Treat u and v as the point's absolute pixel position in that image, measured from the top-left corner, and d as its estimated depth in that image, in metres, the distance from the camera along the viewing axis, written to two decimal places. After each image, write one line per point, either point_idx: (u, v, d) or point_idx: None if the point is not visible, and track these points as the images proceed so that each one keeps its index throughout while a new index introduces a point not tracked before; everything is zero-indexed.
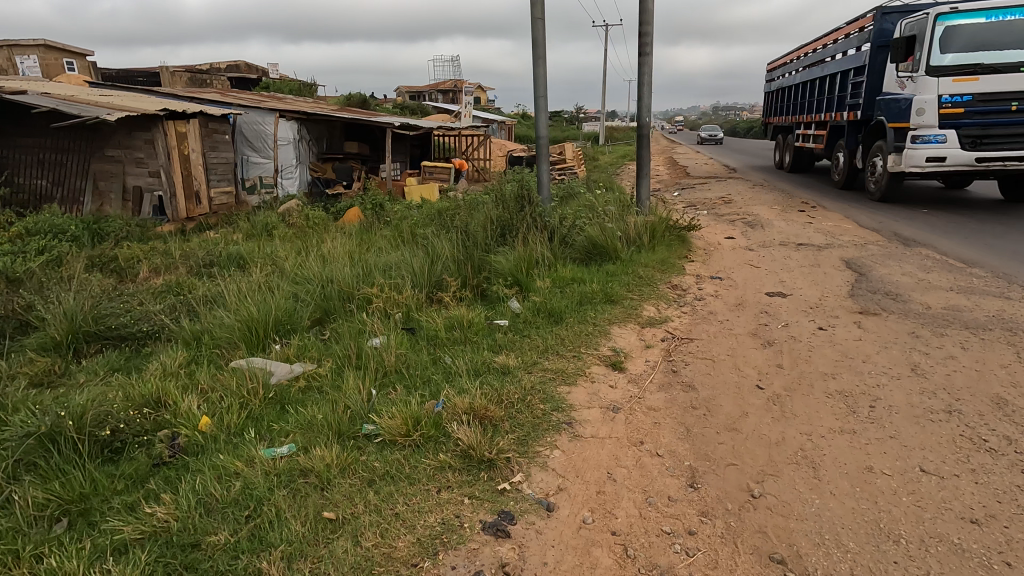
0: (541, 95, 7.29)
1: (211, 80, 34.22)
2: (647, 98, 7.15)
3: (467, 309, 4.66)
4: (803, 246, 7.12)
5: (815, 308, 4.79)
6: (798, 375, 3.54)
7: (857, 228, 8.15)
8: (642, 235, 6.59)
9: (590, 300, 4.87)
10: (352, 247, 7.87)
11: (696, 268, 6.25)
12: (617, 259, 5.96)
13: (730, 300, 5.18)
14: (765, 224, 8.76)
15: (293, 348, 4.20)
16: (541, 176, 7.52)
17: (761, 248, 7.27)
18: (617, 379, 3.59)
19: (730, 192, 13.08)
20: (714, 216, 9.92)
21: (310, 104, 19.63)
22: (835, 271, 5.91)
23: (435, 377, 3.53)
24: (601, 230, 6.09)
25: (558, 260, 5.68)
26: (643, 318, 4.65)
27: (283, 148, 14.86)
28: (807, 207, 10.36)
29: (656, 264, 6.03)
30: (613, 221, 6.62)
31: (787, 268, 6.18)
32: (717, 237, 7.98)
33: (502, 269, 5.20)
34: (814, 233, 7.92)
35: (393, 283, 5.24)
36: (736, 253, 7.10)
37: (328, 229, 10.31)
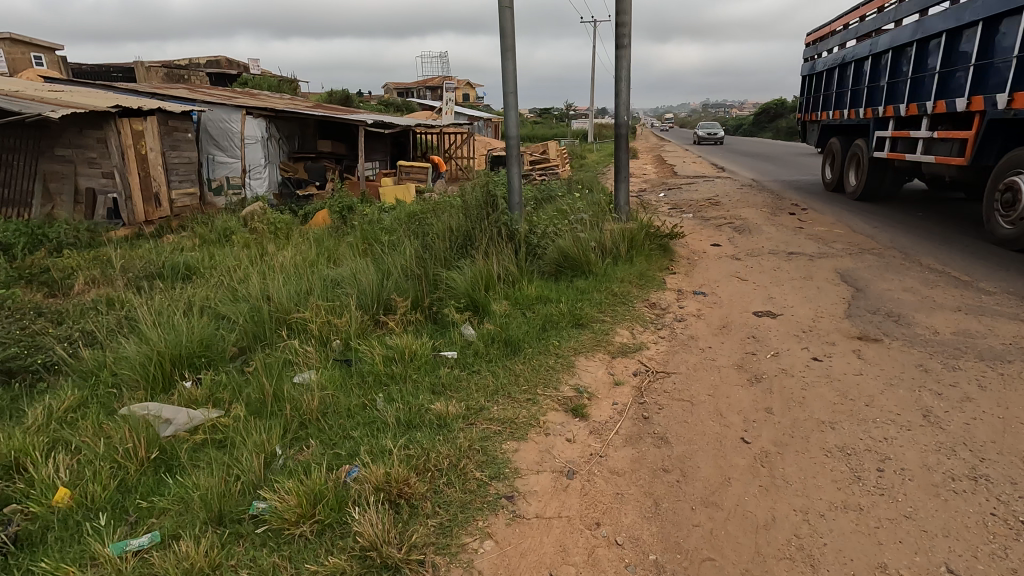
0: (509, 91, 6.70)
1: (187, 75, 33.26)
2: (624, 94, 6.58)
3: (413, 337, 4.06)
4: (794, 254, 6.60)
5: (807, 333, 4.25)
6: (789, 423, 2.99)
7: (849, 235, 7.66)
8: (618, 245, 6.02)
9: (555, 325, 4.28)
10: (307, 257, 7.23)
11: (677, 282, 5.71)
12: (590, 273, 5.39)
13: (713, 321, 4.63)
14: (753, 229, 8.25)
15: (204, 388, 3.57)
16: (512, 180, 6.94)
17: (749, 257, 6.74)
18: (576, 429, 3.01)
19: (718, 193, 12.56)
20: (700, 220, 9.39)
21: (286, 101, 18.90)
22: (829, 285, 5.39)
23: (356, 432, 2.92)
24: (574, 241, 5.52)
25: (523, 275, 5.10)
26: (613, 347, 4.07)
27: (250, 147, 14.07)
28: (797, 211, 9.87)
29: (633, 278, 5.47)
30: (587, 230, 6.06)
31: (776, 282, 5.65)
32: (703, 245, 7.43)
33: (457, 289, 4.57)
34: (805, 239, 7.41)
35: (335, 304, 4.64)
36: (721, 263, 6.57)
37: (291, 235, 9.67)
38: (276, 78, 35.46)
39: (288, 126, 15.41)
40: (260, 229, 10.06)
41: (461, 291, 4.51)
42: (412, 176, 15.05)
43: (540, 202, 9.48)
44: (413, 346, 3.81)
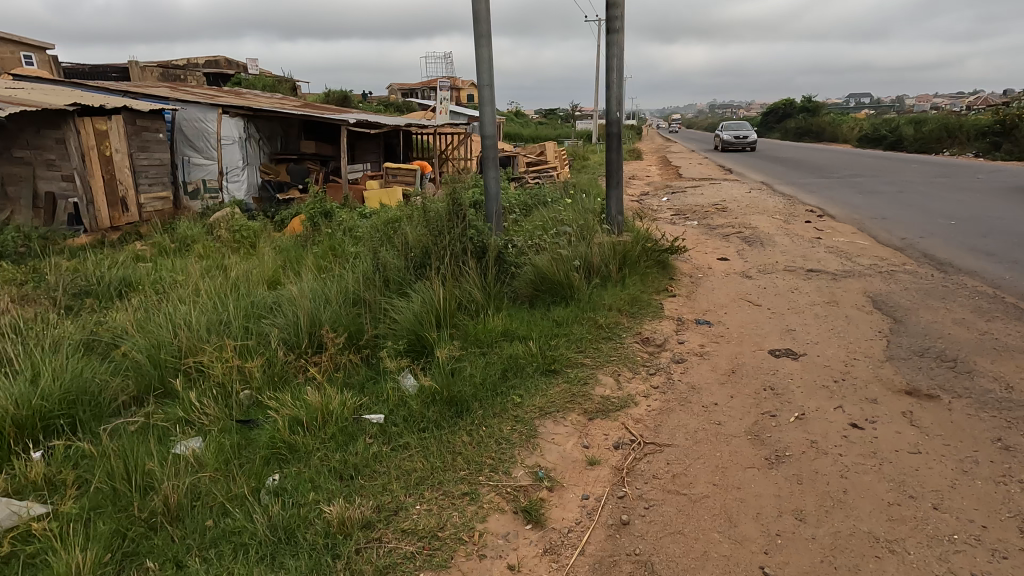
0: (485, 84, 5.84)
1: (184, 75, 32.44)
2: (616, 87, 5.70)
3: (337, 390, 3.19)
4: (814, 272, 5.69)
5: (842, 384, 3.34)
6: (830, 543, 2.10)
7: (875, 249, 6.74)
8: (608, 264, 5.13)
9: (519, 373, 3.39)
10: (260, 273, 6.41)
11: (676, 307, 4.83)
12: (570, 299, 4.52)
13: (721, 364, 3.73)
14: (766, 240, 7.37)
15: (47, 463, 2.73)
16: (489, 185, 6.07)
17: (762, 274, 5.85)
18: (525, 547, 2.13)
19: (725, 198, 11.65)
20: (705, 229, 8.48)
21: (272, 100, 18.16)
22: (860, 314, 4.49)
23: (207, 561, 2.04)
24: (553, 259, 4.65)
25: (489, 303, 4.23)
26: (592, 403, 3.18)
27: (228, 148, 13.25)
28: (813, 218, 8.97)
29: (626, 306, 4.58)
30: (571, 245, 5.18)
31: (795, 309, 4.76)
32: (708, 260, 6.51)
33: (402, 323, 3.68)
34: (825, 253, 6.51)
35: (254, 341, 3.79)
36: (729, 282, 5.69)
37: (257, 245, 8.87)
38: (272, 77, 34.68)
39: (271, 126, 14.66)
40: (226, 237, 9.30)
41: (404, 328, 3.63)
42: (400, 179, 14.20)
43: (530, 210, 8.61)
44: (328, 403, 2.92)
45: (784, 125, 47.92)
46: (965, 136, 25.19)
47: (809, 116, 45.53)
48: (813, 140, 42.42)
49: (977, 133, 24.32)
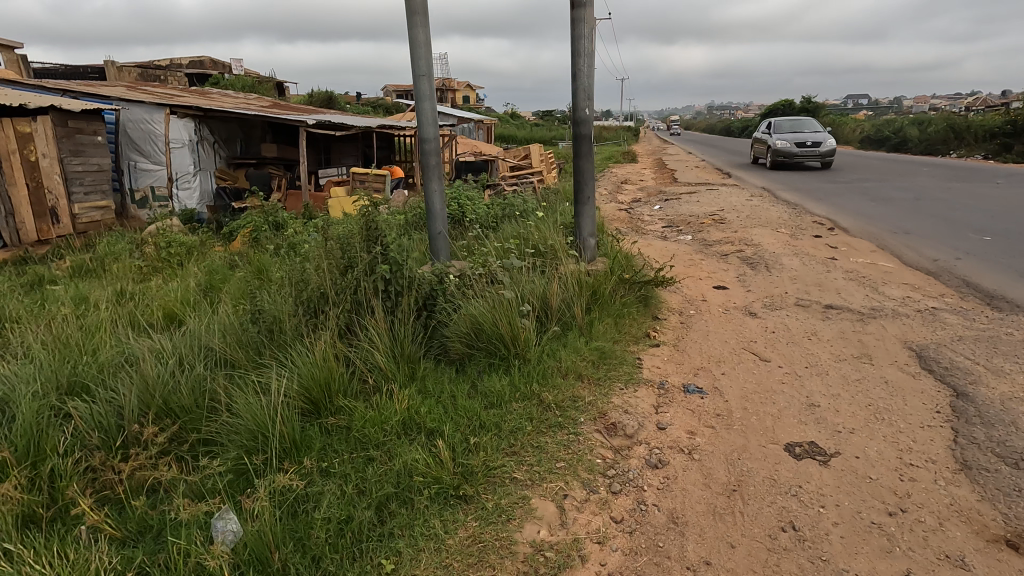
0: (420, 74, 4.64)
1: (165, 77, 31.04)
2: (586, 76, 4.45)
3: (108, 545, 2.02)
4: (835, 310, 4.52)
5: (903, 521, 2.19)
6: None
7: (903, 275, 5.60)
8: (571, 305, 3.95)
9: (407, 505, 2.23)
10: (157, 307, 5.25)
11: (659, 365, 3.68)
12: (512, 360, 3.34)
13: (717, 473, 2.56)
14: (772, 261, 6.24)
15: None
16: (430, 201, 4.90)
17: (770, 313, 4.66)
18: None
19: (723, 207, 10.50)
20: (701, 247, 7.30)
21: (240, 101, 17.01)
22: (905, 382, 3.33)
23: None
24: (491, 305, 3.46)
25: (394, 372, 3.06)
26: (512, 565, 2.01)
27: (177, 152, 12.02)
28: (823, 232, 7.85)
29: (587, 367, 3.40)
30: (524, 281, 3.99)
31: (816, 368, 3.60)
32: (703, 290, 5.34)
33: (249, 415, 2.51)
34: (845, 281, 5.38)
35: (39, 438, 2.60)
36: (727, 323, 4.55)
37: (184, 266, 7.68)
38: (255, 79, 33.60)
39: (229, 128, 13.45)
40: (152, 254, 8.12)
41: (247, 422, 2.46)
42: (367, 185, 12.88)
43: (498, 227, 7.41)
44: None
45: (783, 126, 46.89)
46: (972, 138, 24.04)
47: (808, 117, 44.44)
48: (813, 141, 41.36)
49: (984, 133, 23.18)
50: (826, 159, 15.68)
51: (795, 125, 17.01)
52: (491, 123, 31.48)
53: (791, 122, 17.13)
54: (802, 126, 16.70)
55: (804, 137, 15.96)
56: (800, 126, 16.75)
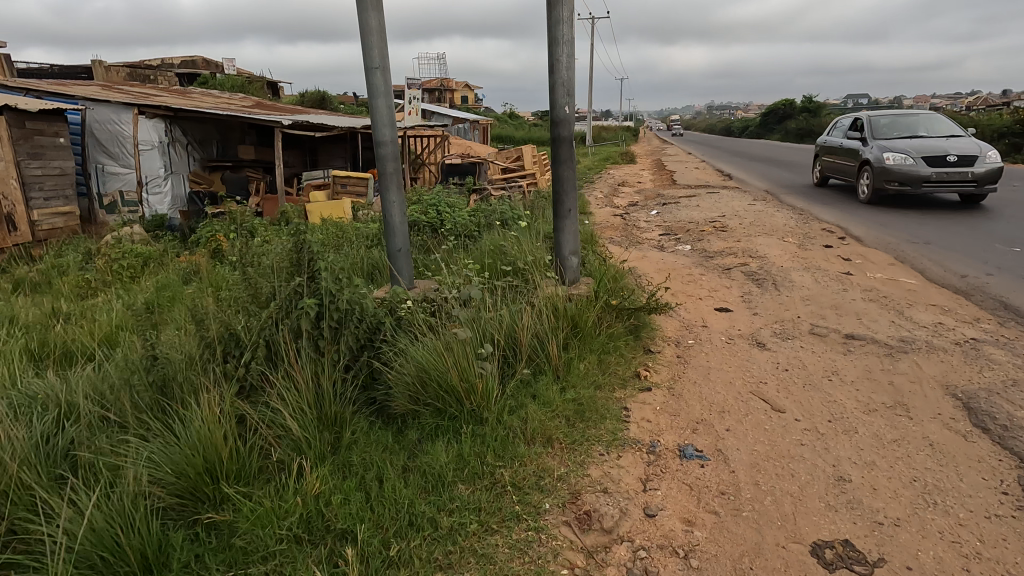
0: (372, 66, 3.97)
1: (155, 76, 30.11)
2: (565, 68, 3.77)
3: None
4: (858, 342, 3.87)
5: None
6: None
7: (928, 295, 4.96)
8: (544, 343, 3.29)
9: None
10: (78, 332, 4.57)
11: (649, 419, 3.02)
12: (464, 423, 2.68)
13: None
14: (780, 277, 5.58)
15: None
16: (389, 216, 4.25)
17: (782, 345, 4.00)
18: None
19: (724, 212, 9.85)
20: (700, 259, 6.63)
21: (223, 101, 16.40)
22: (957, 445, 2.68)
23: None
24: (439, 351, 2.80)
25: (307, 445, 2.41)
26: None
27: (146, 154, 11.32)
28: (835, 243, 7.21)
29: (559, 425, 2.75)
30: (487, 314, 3.31)
31: (843, 422, 2.94)
32: (703, 313, 4.70)
33: (86, 523, 1.87)
34: (865, 303, 4.71)
35: None
36: (731, 356, 3.89)
37: (136, 281, 7.03)
38: (245, 78, 32.86)
39: (204, 129, 12.77)
40: (104, 265, 7.48)
41: (79, 537, 1.81)
42: (349, 190, 12.13)
43: (479, 238, 6.75)
44: None
45: (785, 127, 46.31)
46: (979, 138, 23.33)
47: (811, 117, 43.75)
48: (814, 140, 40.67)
49: (992, 134, 22.50)
50: (980, 186, 8.66)
51: (910, 122, 9.93)
52: (486, 123, 30.67)
53: (891, 119, 10.13)
54: (916, 125, 9.75)
55: (932, 145, 9.00)
56: (914, 126, 9.75)
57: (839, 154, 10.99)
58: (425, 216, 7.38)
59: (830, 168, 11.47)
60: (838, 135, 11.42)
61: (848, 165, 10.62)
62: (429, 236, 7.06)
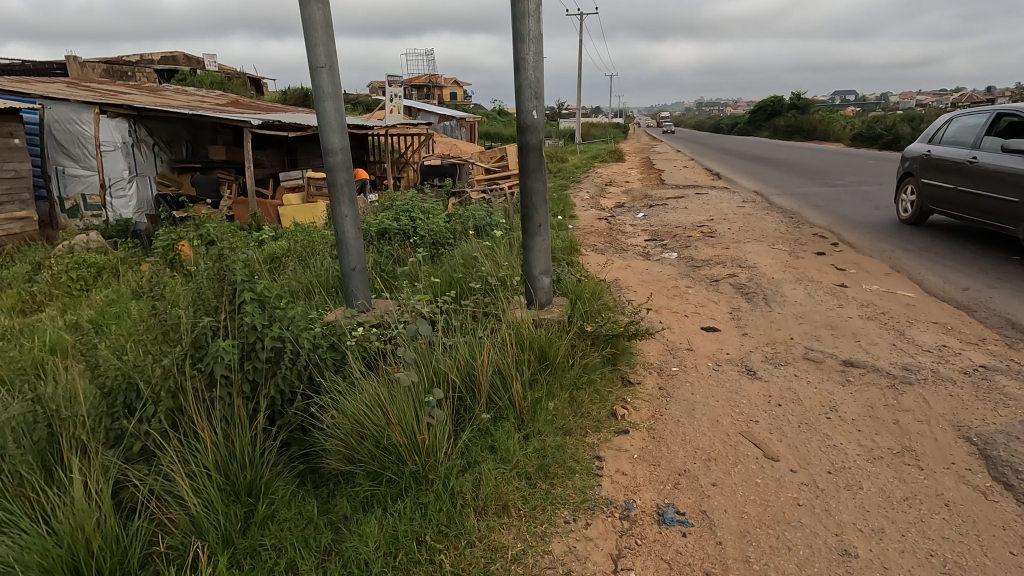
0: (317, 66, 3.55)
1: (133, 73, 29.18)
2: (531, 68, 3.37)
3: None
4: (858, 371, 3.51)
5: None
6: None
7: (928, 311, 4.64)
8: (507, 382, 2.90)
9: None
10: None
11: (625, 472, 2.63)
12: (403, 488, 2.29)
13: None
14: (771, 290, 5.23)
15: None
16: (341, 234, 3.84)
17: (774, 373, 3.63)
18: None
19: (712, 215, 9.51)
20: (687, 269, 6.27)
21: (196, 99, 15.80)
22: (978, 506, 2.33)
23: None
24: (377, 402, 2.41)
25: (208, 526, 2.01)
26: None
27: (109, 156, 10.87)
28: (827, 250, 6.88)
29: (519, 486, 2.37)
30: (441, 351, 2.90)
31: (846, 473, 2.57)
32: (689, 334, 4.33)
33: None
34: (862, 321, 4.37)
35: None
36: (719, 386, 3.52)
37: (84, 296, 6.53)
38: (225, 75, 32.03)
39: (173, 129, 12.23)
40: (51, 278, 6.99)
41: None
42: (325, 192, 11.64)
43: (453, 248, 6.32)
44: None
45: (773, 124, 46.20)
46: None
47: (799, 114, 43.63)
48: (803, 139, 40.54)
49: None
50: None
51: None
52: (473, 121, 30.07)
53: None
54: None
55: None
56: None
57: (962, 180, 6.65)
58: (397, 222, 6.94)
59: (934, 197, 7.21)
60: (953, 144, 7.11)
61: (981, 201, 6.36)
62: (400, 244, 6.61)
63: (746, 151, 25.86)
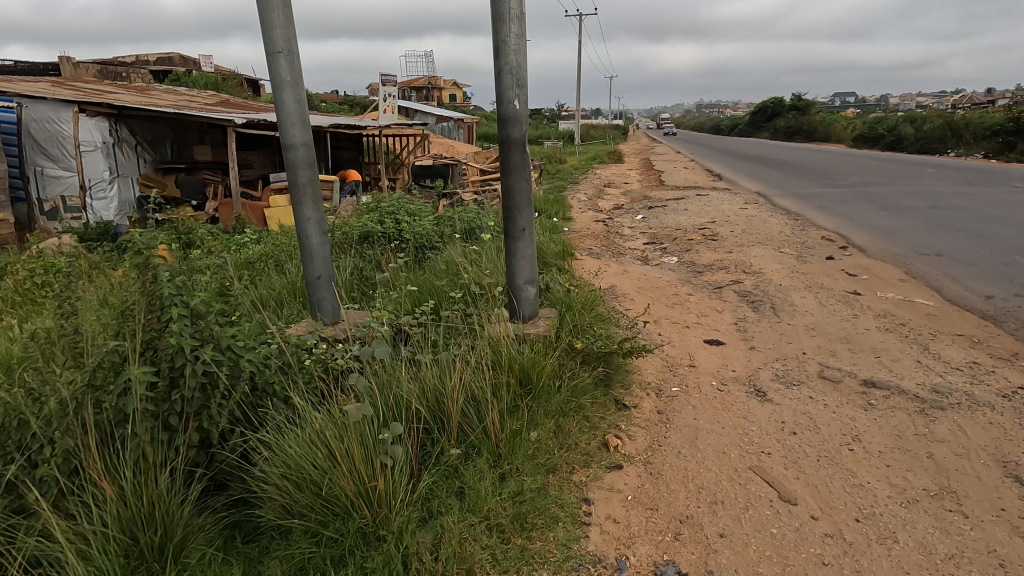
0: (274, 50, 3.15)
1: (127, 73, 28.80)
2: (512, 54, 2.99)
3: None
4: (881, 393, 3.13)
5: None
6: None
7: (951, 323, 4.26)
8: (482, 411, 2.51)
9: None
10: None
11: (616, 521, 2.23)
12: (347, 548, 1.91)
13: None
14: (779, 298, 4.85)
15: None
16: (304, 239, 3.46)
17: (786, 395, 3.25)
18: None
19: (714, 217, 9.14)
20: (688, 274, 5.89)
21: (185, 98, 15.46)
22: None
23: None
24: (320, 443, 2.03)
25: None
26: None
27: (89, 156, 10.35)
28: (836, 254, 6.50)
29: (489, 544, 2.01)
30: (405, 374, 2.52)
31: (877, 523, 2.19)
32: (691, 348, 3.95)
33: None
34: (881, 334, 3.98)
35: None
36: (726, 410, 3.13)
37: (47, 303, 6.14)
38: (221, 76, 31.70)
39: (157, 128, 11.87)
40: (15, 284, 6.58)
41: None
42: None
43: (439, 252, 5.94)
44: None
45: (774, 126, 45.86)
46: (971, 136, 22.81)
47: (800, 115, 43.28)
48: (804, 140, 40.18)
49: (985, 131, 21.94)
50: None
51: None
52: (471, 123, 29.71)
53: None
54: None
55: None
56: None
57: None
58: (381, 225, 6.55)
59: None
60: None
61: None
62: (384, 248, 6.20)
63: (748, 152, 25.50)
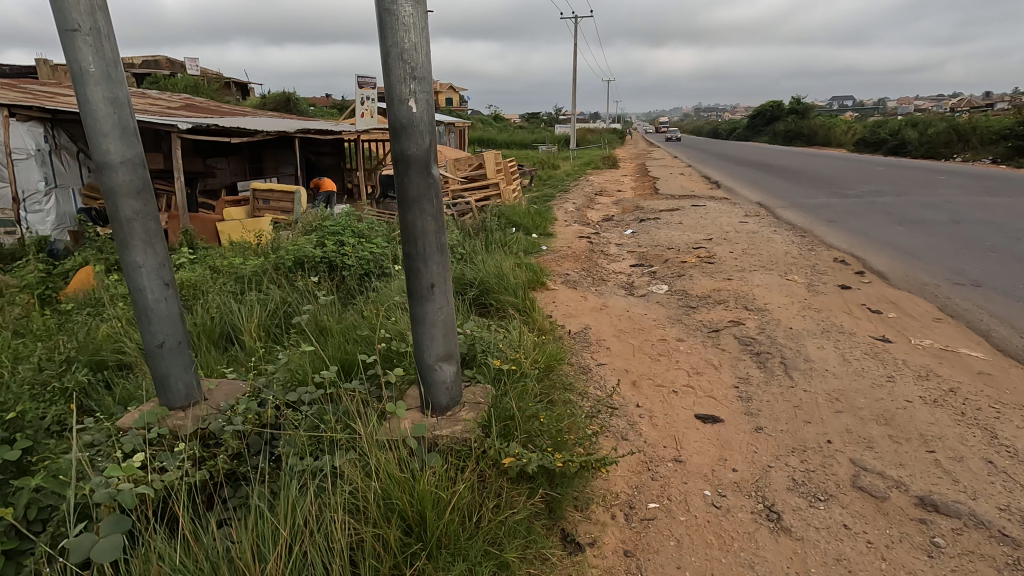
0: (67, 29, 2.16)
1: None
2: (406, 33, 2.00)
3: None
4: (949, 526, 2.17)
5: None
6: None
7: (1015, 388, 3.30)
8: None
9: None
10: None
11: None
12: None
13: None
14: (790, 347, 3.88)
15: None
16: (136, 297, 2.49)
17: (810, 521, 2.27)
18: None
19: (711, 233, 8.20)
20: (680, 310, 4.92)
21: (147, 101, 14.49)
22: None
23: None
24: None
25: None
26: None
27: (21, 165, 9.36)
28: (853, 282, 5.54)
29: None
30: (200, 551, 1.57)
31: None
32: (678, 429, 2.98)
33: None
34: (928, 410, 3.01)
35: None
36: (724, 549, 2.14)
37: None
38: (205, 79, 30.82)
39: None
40: None
41: None
42: (272, 206, 10.18)
43: (383, 283, 5.00)
44: None
45: (773, 130, 45.09)
46: (978, 141, 21.99)
47: (800, 118, 42.50)
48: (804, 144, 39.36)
49: (992, 136, 21.13)
50: None
51: None
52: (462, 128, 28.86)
53: None
54: None
55: None
56: None
57: None
58: (321, 247, 5.59)
59: None
60: None
61: None
62: (322, 276, 5.21)
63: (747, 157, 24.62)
